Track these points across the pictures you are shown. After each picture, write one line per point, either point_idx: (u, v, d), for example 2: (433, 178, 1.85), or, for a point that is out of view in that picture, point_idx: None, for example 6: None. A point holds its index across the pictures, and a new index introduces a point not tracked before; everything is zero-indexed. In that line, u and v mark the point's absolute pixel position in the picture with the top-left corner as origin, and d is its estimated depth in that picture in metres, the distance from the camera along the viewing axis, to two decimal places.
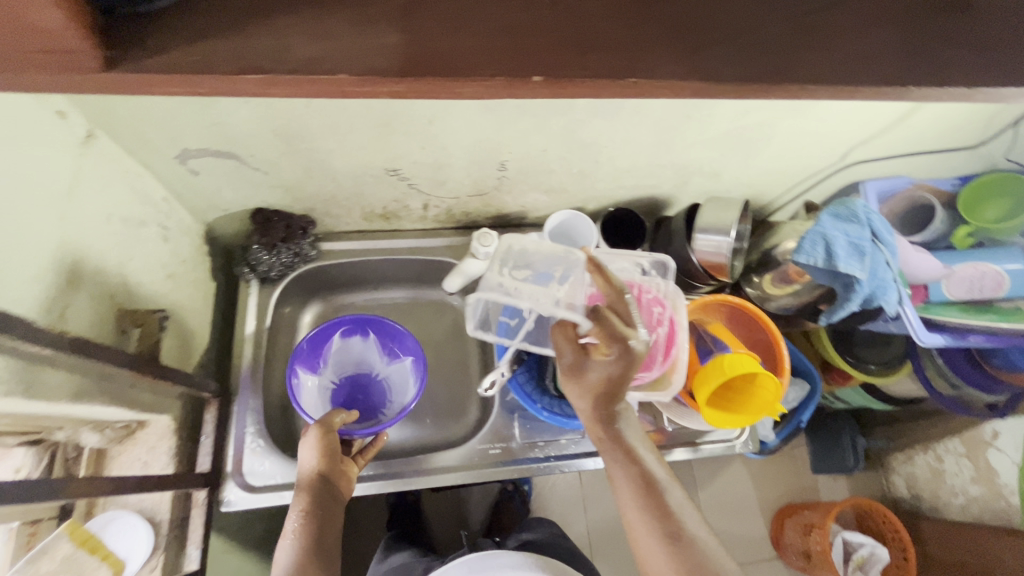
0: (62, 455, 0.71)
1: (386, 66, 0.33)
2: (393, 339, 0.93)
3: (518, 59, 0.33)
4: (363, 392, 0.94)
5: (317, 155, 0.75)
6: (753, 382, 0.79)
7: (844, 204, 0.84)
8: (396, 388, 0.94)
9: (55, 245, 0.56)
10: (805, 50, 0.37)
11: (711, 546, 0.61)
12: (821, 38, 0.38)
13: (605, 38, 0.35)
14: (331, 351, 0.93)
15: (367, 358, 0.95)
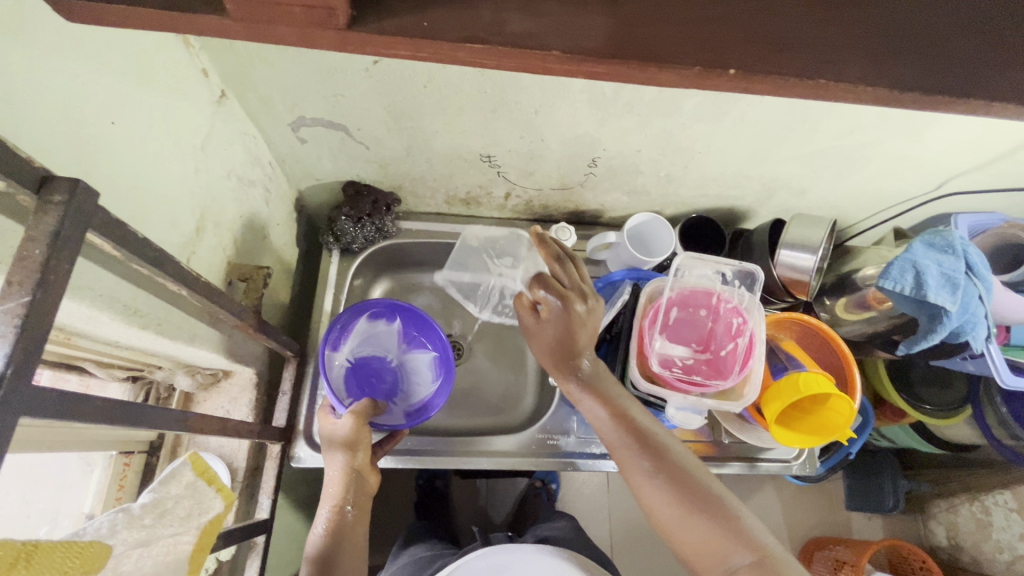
0: (156, 393, 0.76)
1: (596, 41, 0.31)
2: (418, 326, 0.88)
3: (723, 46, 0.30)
4: (376, 378, 0.86)
5: (419, 135, 0.77)
6: (825, 403, 0.77)
7: (940, 234, 0.82)
8: (412, 377, 0.87)
9: (189, 195, 0.59)
10: None
11: (700, 471, 0.62)
12: None
13: None
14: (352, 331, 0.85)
15: (383, 342, 0.88)
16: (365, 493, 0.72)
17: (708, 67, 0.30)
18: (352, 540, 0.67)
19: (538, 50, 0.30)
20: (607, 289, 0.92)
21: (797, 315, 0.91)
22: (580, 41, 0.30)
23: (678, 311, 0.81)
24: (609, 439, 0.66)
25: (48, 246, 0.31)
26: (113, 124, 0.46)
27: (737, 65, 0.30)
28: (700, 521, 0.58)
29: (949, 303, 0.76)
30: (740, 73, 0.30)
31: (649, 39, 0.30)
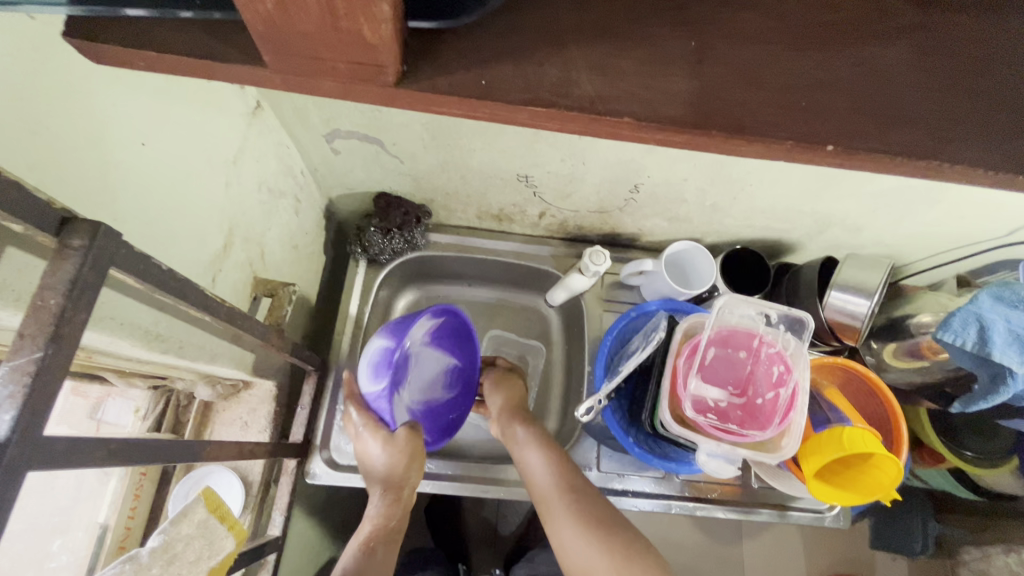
0: (176, 401, 0.75)
1: (676, 114, 0.33)
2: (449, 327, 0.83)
3: (813, 125, 0.33)
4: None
5: (456, 152, 0.74)
6: (867, 461, 0.72)
7: (1009, 287, 0.75)
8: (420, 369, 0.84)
9: (218, 213, 0.57)
10: None
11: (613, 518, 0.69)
12: None
13: (897, 108, 0.34)
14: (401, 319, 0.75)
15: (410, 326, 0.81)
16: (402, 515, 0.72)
17: (809, 141, 0.33)
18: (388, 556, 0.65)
19: (610, 114, 0.33)
20: (640, 319, 0.89)
21: (846, 361, 0.85)
22: (662, 109, 0.33)
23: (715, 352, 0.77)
24: (542, 493, 0.72)
25: (65, 297, 0.30)
26: (143, 145, 0.44)
27: (837, 141, 0.33)
28: (608, 572, 0.63)
29: (1015, 364, 0.69)
30: (838, 148, 0.33)
31: (739, 105, 0.33)
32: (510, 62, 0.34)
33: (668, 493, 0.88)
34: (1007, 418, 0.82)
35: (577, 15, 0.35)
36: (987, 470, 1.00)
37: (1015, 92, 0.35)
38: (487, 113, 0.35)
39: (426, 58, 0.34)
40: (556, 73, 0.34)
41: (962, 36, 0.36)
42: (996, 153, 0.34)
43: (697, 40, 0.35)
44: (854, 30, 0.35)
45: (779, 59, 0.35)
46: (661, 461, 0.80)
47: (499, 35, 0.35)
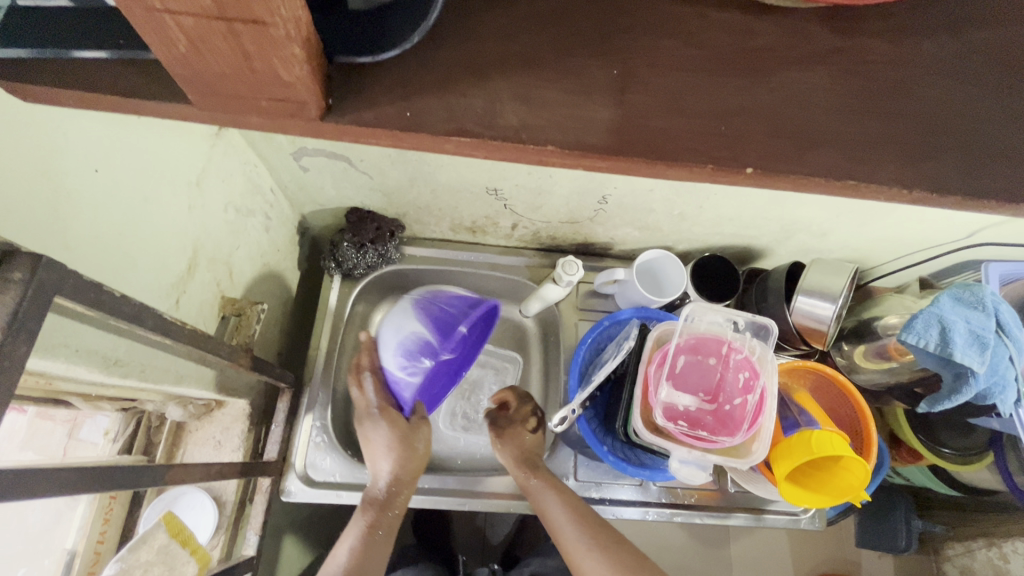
0: (147, 423, 0.75)
1: (602, 143, 0.35)
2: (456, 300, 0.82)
3: (736, 150, 0.35)
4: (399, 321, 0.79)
5: (423, 168, 0.75)
6: (837, 463, 0.73)
7: (969, 288, 0.77)
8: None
9: (180, 236, 0.58)
10: (980, 174, 0.36)
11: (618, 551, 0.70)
12: (987, 164, 0.36)
13: (819, 133, 0.36)
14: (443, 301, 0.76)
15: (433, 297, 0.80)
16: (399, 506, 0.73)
17: (729, 166, 0.35)
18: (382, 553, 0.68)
19: (538, 142, 0.35)
20: (613, 327, 0.90)
21: (814, 364, 0.86)
22: (588, 137, 0.35)
23: (700, 356, 0.78)
24: (558, 525, 0.73)
25: (4, 331, 0.30)
26: (97, 171, 0.45)
27: (756, 164, 0.35)
28: None
29: (976, 364, 0.71)
30: (757, 171, 0.35)
31: (661, 133, 0.35)
32: (448, 91, 0.35)
33: (647, 500, 0.88)
34: (973, 415, 0.84)
35: (504, 46, 0.36)
36: (963, 466, 1.02)
37: (931, 114, 0.37)
38: (422, 141, 0.36)
39: (363, 91, 0.35)
40: (486, 104, 0.35)
41: (886, 59, 0.38)
42: (914, 172, 0.36)
43: (619, 68, 0.36)
44: (776, 55, 0.37)
45: (703, 85, 0.36)
46: (635, 468, 0.81)
47: (433, 66, 0.36)
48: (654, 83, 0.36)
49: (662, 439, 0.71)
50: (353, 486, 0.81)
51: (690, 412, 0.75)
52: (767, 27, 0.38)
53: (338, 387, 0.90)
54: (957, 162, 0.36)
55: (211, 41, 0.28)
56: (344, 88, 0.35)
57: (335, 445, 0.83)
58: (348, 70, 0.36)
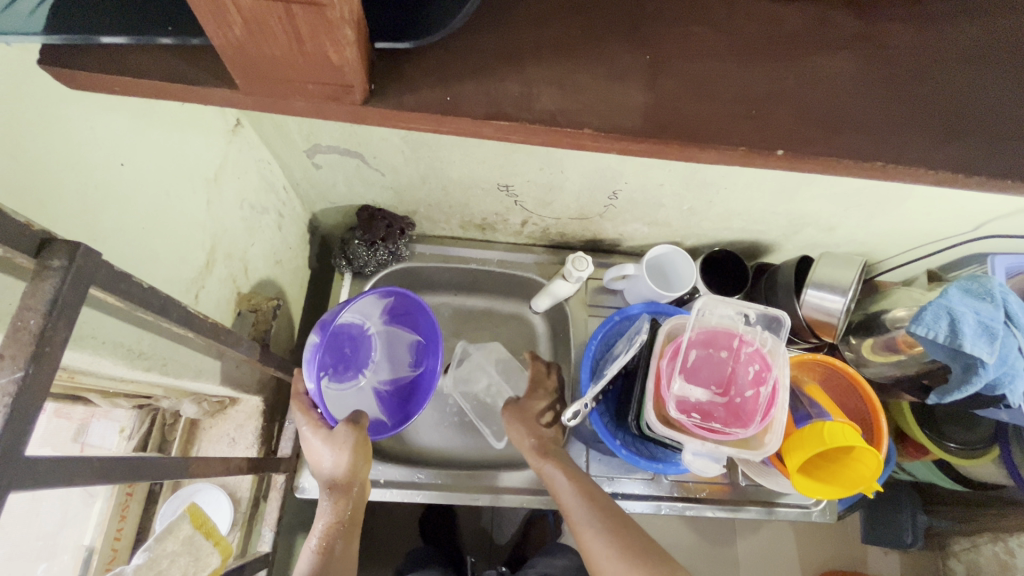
0: (161, 420, 0.76)
1: (631, 126, 0.35)
2: (405, 309, 0.85)
3: (763, 132, 0.35)
4: (352, 347, 0.83)
5: (436, 164, 0.76)
6: (849, 454, 0.74)
7: (977, 280, 0.78)
8: (387, 353, 0.86)
9: (199, 230, 0.58)
10: (1000, 157, 0.37)
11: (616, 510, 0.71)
12: (1003, 146, 0.37)
13: (843, 117, 0.36)
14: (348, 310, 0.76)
15: (364, 314, 0.83)
16: (355, 510, 0.67)
17: (758, 148, 0.35)
18: (344, 559, 0.61)
19: (569, 126, 0.35)
20: (624, 322, 0.90)
21: (823, 357, 0.87)
22: (620, 122, 0.35)
23: (697, 352, 0.78)
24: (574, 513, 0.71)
25: (44, 316, 0.30)
26: (123, 165, 0.45)
27: (785, 146, 0.35)
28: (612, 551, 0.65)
29: (986, 355, 0.71)
30: (787, 152, 0.35)
31: (690, 117, 0.36)
32: (476, 80, 0.36)
33: (658, 494, 0.89)
34: (981, 407, 0.85)
35: (534, 33, 0.37)
36: (969, 460, 1.02)
37: (955, 97, 0.37)
38: (453, 128, 0.37)
39: (395, 80, 0.36)
40: (517, 89, 0.36)
41: (904, 47, 0.38)
42: (936, 154, 0.36)
43: (650, 54, 0.36)
44: (797, 42, 0.38)
45: (729, 73, 0.36)
46: (648, 461, 0.81)
47: (463, 55, 0.37)
48: (681, 70, 0.37)
49: (673, 431, 0.72)
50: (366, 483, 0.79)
51: (696, 408, 0.75)
52: (790, 13, 0.38)
53: None
54: (974, 145, 0.37)
55: (265, 25, 0.28)
56: (377, 77, 0.36)
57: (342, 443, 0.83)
58: (382, 58, 0.37)
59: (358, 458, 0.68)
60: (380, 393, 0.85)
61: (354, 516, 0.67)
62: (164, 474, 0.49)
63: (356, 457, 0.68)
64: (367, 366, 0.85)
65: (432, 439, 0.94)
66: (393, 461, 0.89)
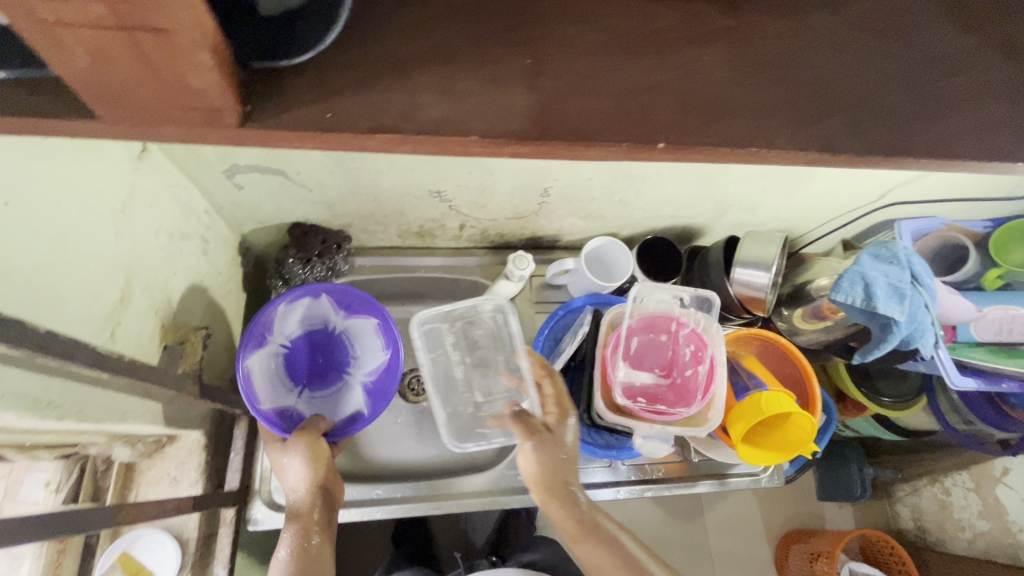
0: (92, 468, 0.71)
1: (516, 131, 0.36)
2: (350, 296, 0.84)
3: (645, 128, 0.36)
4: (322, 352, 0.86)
5: (362, 176, 0.75)
6: (786, 420, 0.78)
7: (884, 246, 0.84)
8: (363, 347, 0.87)
9: (110, 265, 0.55)
10: (875, 134, 0.40)
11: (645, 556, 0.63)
12: (874, 121, 0.40)
13: (726, 104, 0.38)
14: (278, 322, 0.82)
15: (315, 316, 0.85)
16: (330, 512, 0.68)
17: (643, 143, 0.37)
18: (323, 562, 0.62)
19: (455, 134, 0.36)
20: (568, 316, 0.91)
21: (755, 331, 0.92)
22: (504, 127, 0.36)
23: (640, 339, 0.81)
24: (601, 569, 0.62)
25: None
26: (8, 206, 0.43)
27: (667, 139, 0.37)
28: None
29: (897, 314, 0.77)
30: (669, 145, 0.37)
31: (574, 116, 0.37)
32: (360, 92, 0.36)
33: (617, 479, 0.91)
34: (902, 361, 0.91)
35: (421, 44, 0.37)
36: (902, 411, 1.09)
37: (821, 80, 0.40)
38: (340, 146, 0.37)
39: (270, 97, 0.36)
40: (400, 101, 0.36)
41: (772, 37, 0.41)
42: (808, 136, 0.39)
43: (531, 58, 0.38)
44: (672, 36, 0.40)
45: (613, 68, 0.38)
46: (602, 450, 0.84)
47: (345, 68, 0.37)
48: (561, 70, 0.38)
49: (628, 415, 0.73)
50: None
51: (645, 393, 0.78)
52: (667, 10, 0.40)
53: None
54: (846, 127, 0.39)
55: (113, 52, 0.28)
56: (254, 96, 0.36)
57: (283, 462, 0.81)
58: (258, 75, 0.36)
59: (318, 464, 0.69)
60: (366, 385, 0.85)
61: (330, 518, 0.67)
62: (52, 532, 0.45)
63: (309, 459, 0.69)
64: (352, 364, 0.87)
65: (390, 452, 0.93)
66: (350, 481, 0.88)
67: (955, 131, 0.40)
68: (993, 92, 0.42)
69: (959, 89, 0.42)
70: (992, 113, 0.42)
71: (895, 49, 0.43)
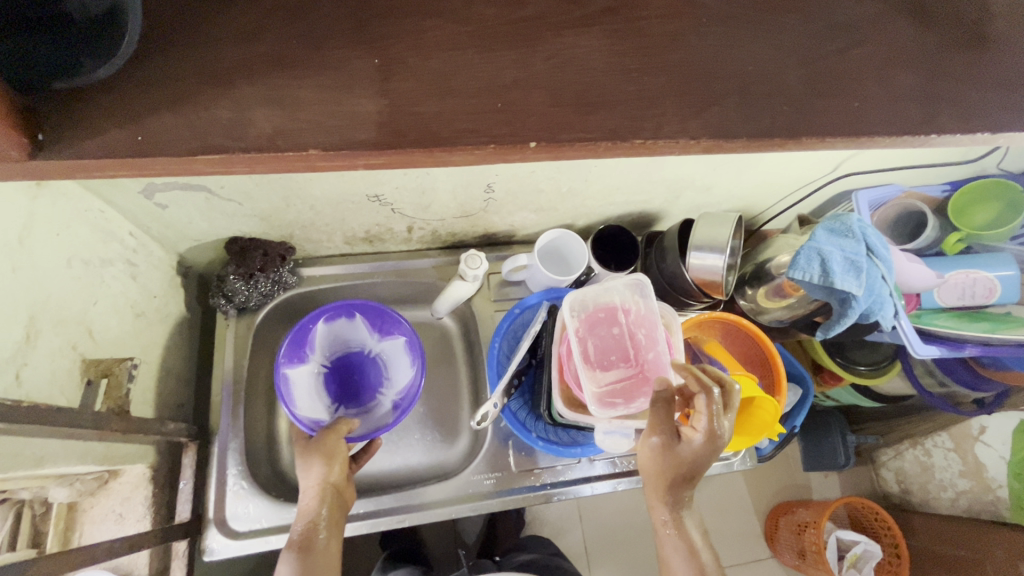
0: (31, 512, 0.65)
1: (364, 138, 0.36)
2: (384, 313, 0.85)
3: (515, 125, 0.37)
4: (360, 370, 0.86)
5: (292, 185, 0.71)
6: (751, 403, 0.77)
7: (839, 219, 0.82)
8: (394, 365, 0.86)
9: (9, 302, 0.52)
10: (771, 115, 0.40)
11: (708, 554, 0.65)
12: (760, 102, 0.40)
13: (611, 98, 0.38)
14: (319, 339, 0.83)
15: (353, 337, 0.86)
16: (340, 508, 0.68)
17: (516, 141, 0.37)
18: (326, 556, 0.63)
19: (295, 148, 0.36)
20: (526, 313, 0.90)
21: (718, 314, 0.90)
22: (361, 134, 0.36)
23: (619, 329, 0.75)
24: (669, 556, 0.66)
25: None
26: None
27: (537, 138, 0.37)
28: None
29: (855, 288, 0.75)
30: (540, 143, 0.37)
31: (436, 118, 0.37)
32: (223, 99, 0.36)
33: (588, 475, 0.90)
34: (867, 333, 0.90)
35: (246, 49, 0.37)
36: (878, 378, 1.07)
37: (707, 65, 0.40)
38: (158, 169, 0.37)
39: (69, 124, 0.35)
40: (226, 116, 0.36)
41: (659, 21, 0.40)
42: (699, 124, 0.39)
43: (382, 57, 0.37)
44: (546, 23, 0.39)
45: (477, 70, 0.38)
46: (566, 448, 0.83)
47: (161, 83, 0.36)
48: (420, 70, 0.38)
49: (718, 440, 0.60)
50: (280, 527, 0.78)
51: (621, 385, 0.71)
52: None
53: (255, 428, 0.86)
54: (735, 116, 0.39)
55: None
56: (52, 124, 0.35)
57: (234, 484, 0.80)
58: (60, 99, 0.35)
59: (333, 461, 0.69)
60: (400, 401, 0.83)
61: (341, 512, 0.68)
62: None
63: (327, 460, 0.69)
64: (385, 383, 0.85)
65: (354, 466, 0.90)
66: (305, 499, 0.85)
67: (848, 111, 0.41)
68: (898, 60, 0.43)
69: (857, 62, 0.42)
70: (887, 89, 0.42)
71: (792, 21, 0.42)
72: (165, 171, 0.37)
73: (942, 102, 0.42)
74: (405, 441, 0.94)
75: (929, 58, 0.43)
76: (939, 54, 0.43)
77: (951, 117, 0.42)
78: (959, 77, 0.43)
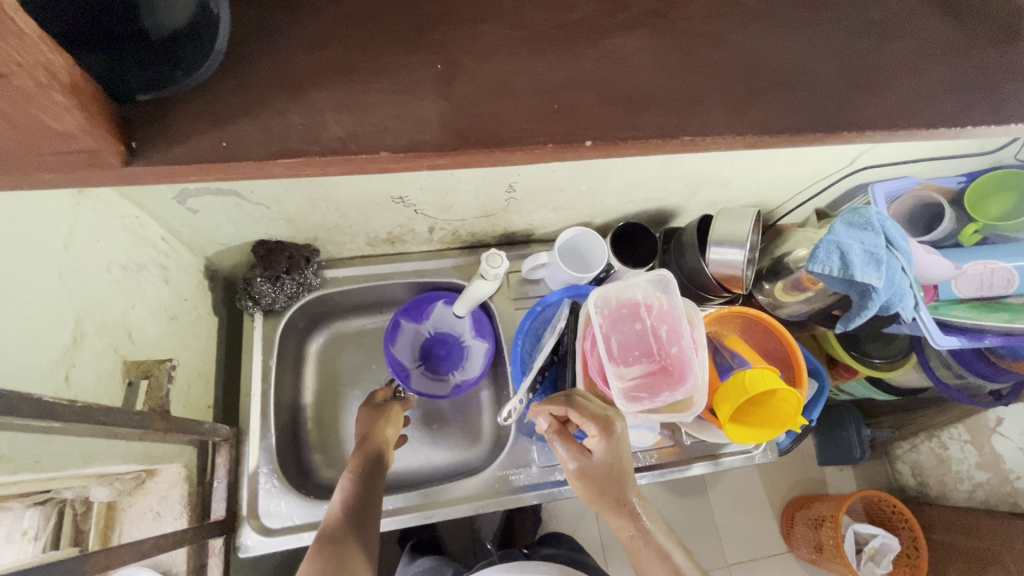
0: (72, 511, 0.66)
1: (414, 140, 0.37)
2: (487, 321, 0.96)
3: (565, 125, 0.38)
4: (446, 350, 0.99)
5: (320, 188, 0.73)
6: (772, 396, 0.77)
7: (857, 212, 0.83)
8: (472, 361, 0.98)
9: (56, 306, 0.54)
10: (808, 109, 0.41)
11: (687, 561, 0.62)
12: (798, 98, 0.41)
13: (655, 97, 0.39)
14: (434, 314, 0.98)
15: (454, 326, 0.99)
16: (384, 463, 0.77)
17: (563, 141, 0.38)
18: (378, 487, 0.72)
19: (361, 150, 0.37)
20: (547, 311, 0.90)
21: (738, 308, 0.90)
22: (421, 135, 0.38)
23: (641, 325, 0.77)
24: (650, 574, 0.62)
25: None
26: None
27: (591, 136, 0.39)
28: None
29: (875, 280, 0.76)
30: (594, 142, 0.38)
31: (488, 118, 0.38)
32: (294, 104, 0.37)
33: None
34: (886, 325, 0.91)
35: (312, 55, 0.38)
36: (894, 370, 1.08)
37: (744, 62, 0.41)
38: (239, 172, 0.38)
39: (161, 133, 0.36)
40: (301, 123, 0.37)
41: (697, 22, 0.41)
42: (740, 120, 0.40)
43: (441, 62, 0.39)
44: (589, 26, 0.40)
45: (523, 73, 0.39)
46: None
47: (235, 92, 0.38)
48: (467, 74, 0.39)
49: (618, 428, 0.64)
50: (312, 523, 0.80)
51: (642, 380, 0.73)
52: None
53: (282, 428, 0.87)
54: (772, 111, 0.40)
55: None
56: (146, 132, 0.36)
57: (265, 482, 0.82)
58: (146, 109, 0.37)
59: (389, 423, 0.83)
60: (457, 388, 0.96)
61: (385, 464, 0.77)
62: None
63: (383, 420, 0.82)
64: (457, 369, 0.99)
65: None
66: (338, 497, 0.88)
67: (884, 104, 0.42)
68: (931, 54, 0.44)
69: (892, 56, 0.43)
70: (922, 82, 0.43)
71: (827, 18, 0.43)
72: (245, 175, 0.38)
73: (976, 94, 0.43)
74: (434, 438, 0.97)
75: (964, 51, 0.44)
76: (972, 47, 0.44)
77: (984, 107, 0.42)
78: (991, 68, 0.44)
